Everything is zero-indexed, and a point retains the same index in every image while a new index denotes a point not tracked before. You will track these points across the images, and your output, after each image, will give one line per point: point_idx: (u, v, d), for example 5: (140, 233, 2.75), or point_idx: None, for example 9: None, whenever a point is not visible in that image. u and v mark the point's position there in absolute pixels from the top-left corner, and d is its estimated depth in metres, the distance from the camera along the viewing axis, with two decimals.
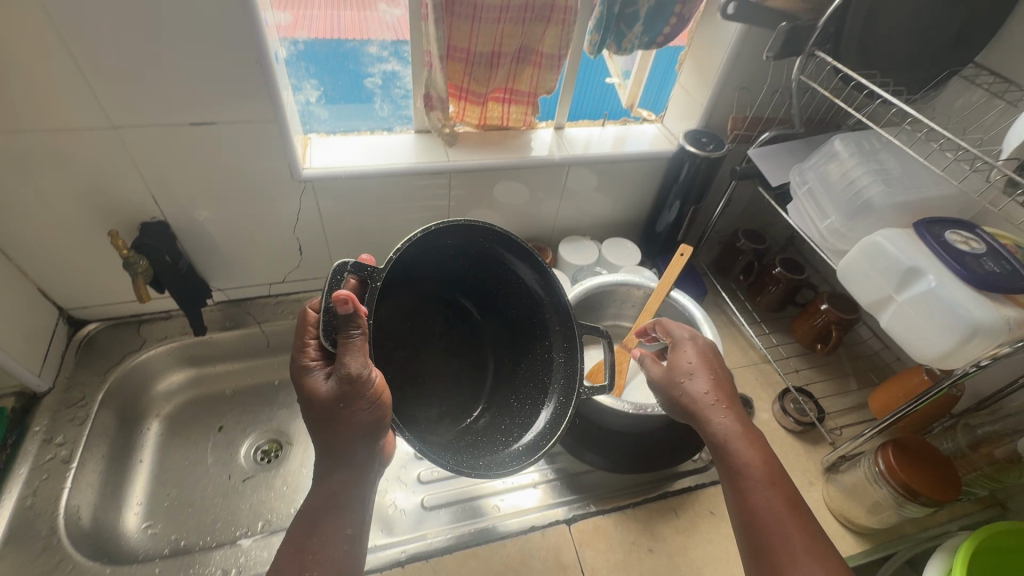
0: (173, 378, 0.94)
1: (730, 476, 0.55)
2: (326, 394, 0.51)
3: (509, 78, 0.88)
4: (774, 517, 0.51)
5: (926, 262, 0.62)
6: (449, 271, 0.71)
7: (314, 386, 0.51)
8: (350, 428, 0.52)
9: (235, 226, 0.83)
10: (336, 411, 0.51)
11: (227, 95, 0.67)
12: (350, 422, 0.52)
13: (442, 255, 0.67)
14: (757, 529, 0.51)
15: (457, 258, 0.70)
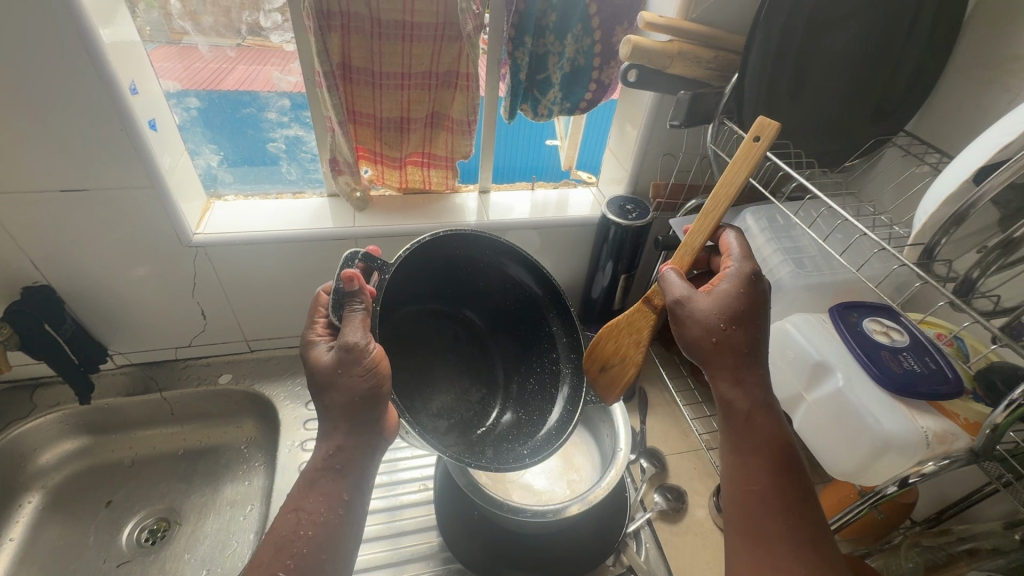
0: (63, 448, 0.89)
1: (734, 443, 0.49)
2: (326, 367, 0.50)
3: (424, 142, 0.85)
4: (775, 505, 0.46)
5: (834, 358, 0.54)
6: (452, 278, 0.69)
7: (315, 359, 0.51)
8: (348, 404, 0.50)
9: (127, 289, 0.81)
10: (333, 386, 0.49)
11: (97, 160, 0.66)
12: (344, 391, 0.49)
13: (443, 260, 0.65)
14: (756, 516, 0.46)
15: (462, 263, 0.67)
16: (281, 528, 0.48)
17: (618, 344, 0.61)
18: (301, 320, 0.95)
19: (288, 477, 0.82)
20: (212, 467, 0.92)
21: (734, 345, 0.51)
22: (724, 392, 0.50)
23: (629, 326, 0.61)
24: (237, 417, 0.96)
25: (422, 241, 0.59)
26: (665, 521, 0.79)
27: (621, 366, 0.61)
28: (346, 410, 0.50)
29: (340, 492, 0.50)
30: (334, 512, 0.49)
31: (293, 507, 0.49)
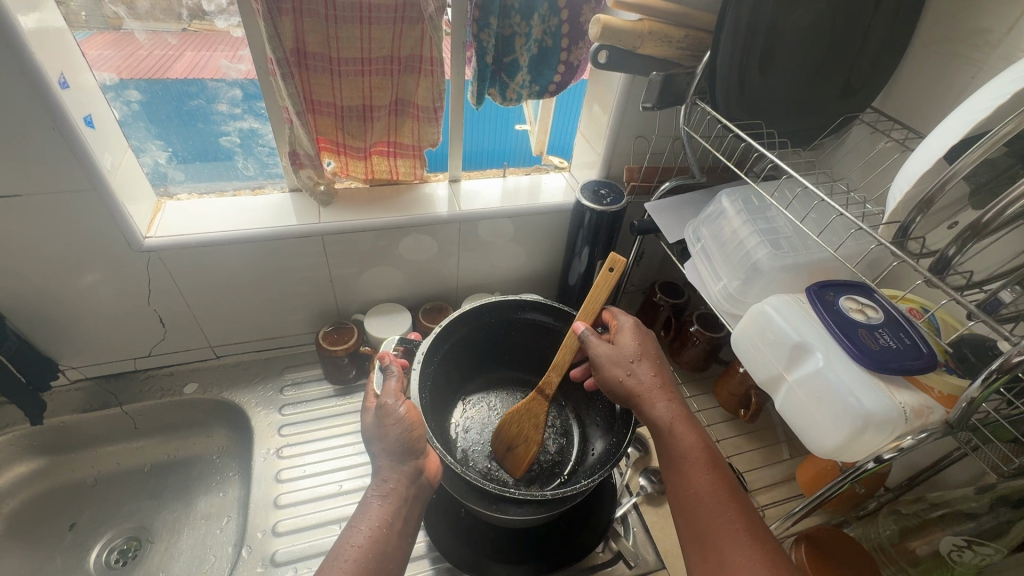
0: (16, 472, 0.83)
1: (669, 465, 0.53)
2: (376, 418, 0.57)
3: (389, 131, 0.81)
4: (717, 504, 0.49)
5: (813, 336, 0.54)
6: (500, 341, 0.77)
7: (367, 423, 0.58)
8: (393, 444, 0.55)
9: (74, 301, 0.75)
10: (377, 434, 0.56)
11: (30, 164, 0.60)
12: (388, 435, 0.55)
13: (481, 326, 0.73)
14: (702, 519, 0.49)
15: (481, 335, 0.75)
16: (342, 541, 0.50)
17: (521, 427, 0.68)
18: (268, 322, 0.91)
19: (265, 486, 0.79)
20: (184, 481, 0.87)
21: (648, 375, 0.58)
22: (651, 413, 0.56)
23: (528, 414, 0.68)
24: (207, 426, 0.92)
25: (441, 329, 0.68)
26: (651, 504, 0.80)
27: (524, 446, 0.68)
28: (393, 446, 0.55)
29: (390, 513, 0.53)
30: (390, 530, 0.52)
31: (356, 523, 0.52)
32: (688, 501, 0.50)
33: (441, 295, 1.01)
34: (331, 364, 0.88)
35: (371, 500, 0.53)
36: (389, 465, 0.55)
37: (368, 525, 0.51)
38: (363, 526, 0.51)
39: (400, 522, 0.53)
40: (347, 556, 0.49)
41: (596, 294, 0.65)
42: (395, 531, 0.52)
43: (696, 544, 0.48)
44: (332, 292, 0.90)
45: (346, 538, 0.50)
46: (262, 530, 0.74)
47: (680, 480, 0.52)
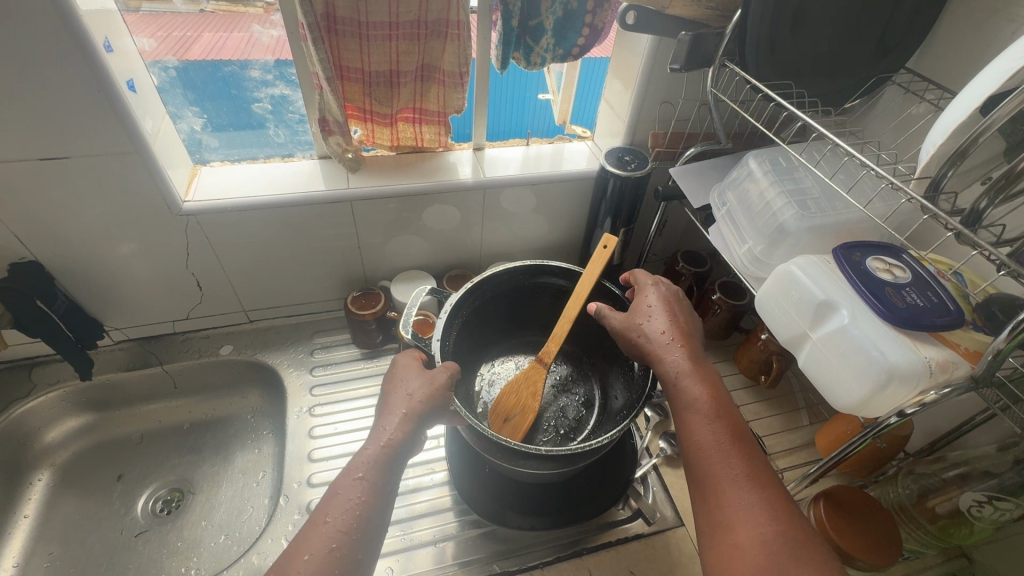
0: (68, 425, 0.88)
1: (676, 413, 0.53)
2: (412, 372, 0.59)
3: (415, 97, 0.82)
4: (720, 452, 0.48)
5: (839, 294, 0.55)
6: (524, 303, 0.78)
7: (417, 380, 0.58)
8: (413, 397, 0.56)
9: (117, 263, 0.79)
10: (407, 388, 0.57)
11: (78, 128, 0.63)
12: (413, 392, 0.57)
13: (511, 287, 0.75)
14: (700, 464, 0.49)
15: (503, 297, 0.76)
16: (340, 493, 0.48)
17: (518, 396, 0.69)
18: (298, 287, 0.94)
19: (299, 441, 0.83)
20: (221, 438, 0.92)
21: (660, 330, 0.59)
22: (663, 365, 0.56)
23: (528, 382, 0.70)
24: (242, 387, 0.96)
25: (467, 289, 0.69)
26: (670, 465, 0.82)
27: (522, 415, 0.68)
28: (409, 404, 0.55)
29: (391, 472, 0.51)
30: (386, 484, 0.50)
31: (352, 476, 0.49)
32: (689, 447, 0.50)
33: (465, 264, 1.03)
34: (359, 328, 0.91)
35: (370, 451, 0.52)
36: (390, 420, 0.54)
37: (368, 476, 0.49)
38: (363, 477, 0.49)
39: (390, 480, 0.51)
40: (345, 509, 0.47)
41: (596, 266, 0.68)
42: (389, 488, 0.50)
43: (696, 489, 0.49)
44: (360, 259, 0.93)
45: (350, 491, 0.48)
46: (298, 482, 0.78)
47: (685, 427, 0.52)
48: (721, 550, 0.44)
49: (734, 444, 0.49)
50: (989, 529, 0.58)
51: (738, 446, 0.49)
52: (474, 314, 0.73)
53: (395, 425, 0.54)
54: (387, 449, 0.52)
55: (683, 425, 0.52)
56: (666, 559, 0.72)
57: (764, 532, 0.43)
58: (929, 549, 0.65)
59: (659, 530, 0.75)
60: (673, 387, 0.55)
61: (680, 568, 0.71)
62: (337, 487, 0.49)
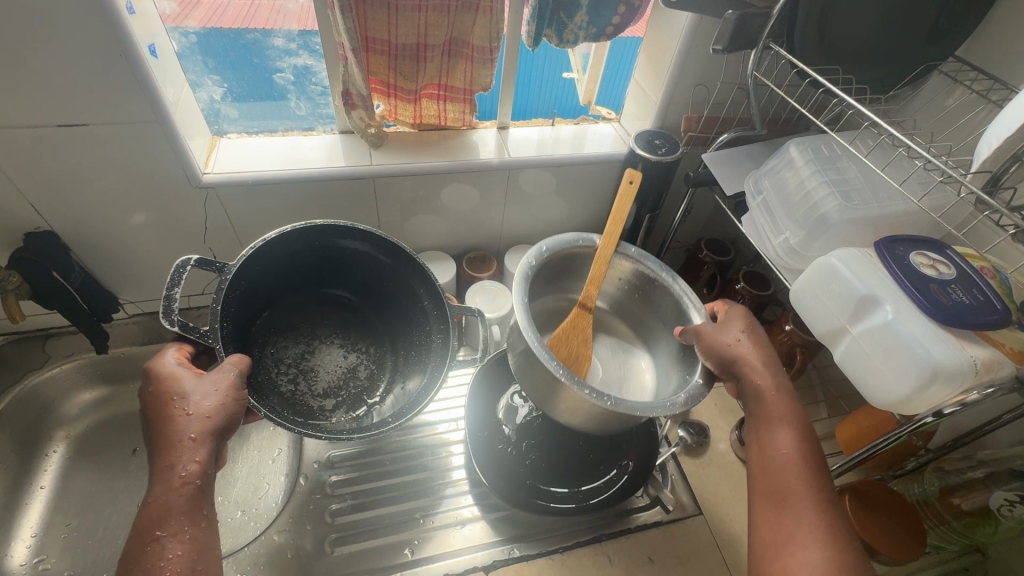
0: (82, 398, 0.87)
1: (755, 424, 0.53)
2: (191, 383, 0.50)
3: (441, 73, 0.80)
4: (793, 478, 0.48)
5: (883, 289, 0.53)
6: (306, 267, 0.67)
7: (199, 387, 0.49)
8: (200, 424, 0.47)
9: (132, 236, 0.77)
10: (183, 406, 0.48)
11: (95, 94, 0.60)
12: (197, 410, 0.48)
13: (303, 246, 0.63)
14: (776, 481, 0.49)
15: (295, 261, 0.65)
16: (143, 559, 0.43)
17: (571, 345, 0.66)
18: None
19: None
20: None
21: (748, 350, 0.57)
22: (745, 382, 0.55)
23: (576, 329, 0.67)
24: None
25: (263, 240, 0.58)
26: (689, 454, 0.82)
27: (579, 363, 0.65)
28: (198, 425, 0.47)
29: (192, 524, 0.45)
30: (197, 527, 0.45)
31: (154, 536, 0.43)
32: (769, 462, 0.50)
33: (485, 245, 1.01)
34: None
35: (164, 498, 0.45)
36: (186, 459, 0.46)
37: (170, 530, 0.44)
38: (165, 533, 0.44)
39: (206, 516, 0.46)
40: (159, 569, 0.42)
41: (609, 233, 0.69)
42: (209, 534, 0.45)
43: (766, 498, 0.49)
44: None
45: (158, 551, 0.43)
46: (316, 461, 0.77)
47: (765, 439, 0.52)
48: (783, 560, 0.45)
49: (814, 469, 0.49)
50: (1016, 528, 0.58)
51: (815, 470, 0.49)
52: (263, 273, 0.61)
53: (193, 460, 0.46)
54: (189, 487, 0.45)
55: (761, 445, 0.52)
56: (684, 547, 0.72)
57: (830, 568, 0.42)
58: (951, 544, 0.65)
59: (677, 518, 0.75)
60: (760, 402, 0.54)
61: (698, 557, 0.71)
62: (134, 556, 0.43)
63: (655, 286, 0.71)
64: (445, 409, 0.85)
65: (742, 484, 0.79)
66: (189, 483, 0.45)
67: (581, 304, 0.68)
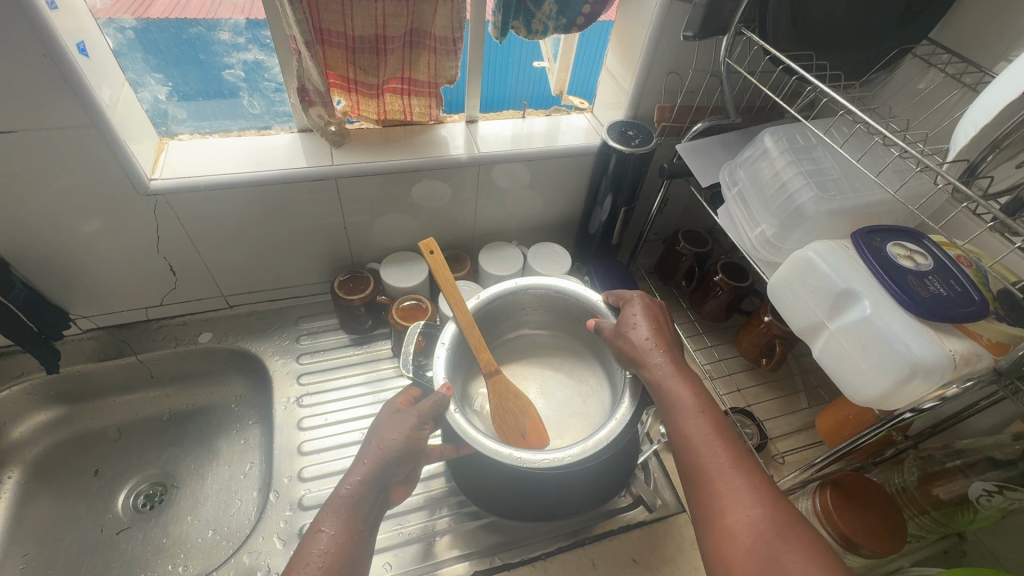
0: (36, 420, 0.83)
1: (664, 410, 0.54)
2: (384, 418, 0.60)
3: (403, 66, 0.76)
4: (705, 443, 0.49)
5: (860, 283, 0.52)
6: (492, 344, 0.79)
7: (382, 422, 0.59)
8: (383, 448, 0.57)
9: (79, 247, 0.72)
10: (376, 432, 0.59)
11: (21, 98, 0.55)
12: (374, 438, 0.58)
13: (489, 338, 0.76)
14: (689, 450, 0.50)
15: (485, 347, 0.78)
16: (307, 542, 0.51)
17: (508, 409, 0.66)
18: (279, 270, 0.88)
19: (286, 433, 0.79)
20: (203, 429, 0.88)
21: (644, 337, 0.60)
22: (646, 370, 0.57)
23: (500, 395, 0.67)
24: (224, 375, 0.91)
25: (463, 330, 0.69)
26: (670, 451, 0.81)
27: (529, 419, 0.66)
28: (374, 449, 0.57)
29: (355, 522, 0.52)
30: (354, 533, 0.52)
31: (319, 527, 0.51)
32: (680, 439, 0.51)
33: (459, 243, 0.97)
34: (347, 313, 0.86)
35: (335, 503, 0.54)
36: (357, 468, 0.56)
37: (332, 528, 0.51)
38: (328, 529, 0.51)
39: (360, 528, 0.53)
40: (317, 552, 0.49)
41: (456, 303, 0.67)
42: (353, 545, 0.51)
43: (689, 478, 0.49)
44: (346, 239, 0.87)
45: (316, 541, 0.50)
46: (288, 476, 0.74)
47: (674, 419, 0.53)
48: (714, 531, 0.45)
49: (719, 437, 0.50)
50: (993, 516, 0.59)
51: (722, 437, 0.50)
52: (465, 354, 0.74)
53: (359, 474, 0.56)
54: (349, 496, 0.54)
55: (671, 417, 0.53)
56: (669, 546, 0.71)
57: (755, 518, 0.44)
58: (930, 533, 0.65)
59: (661, 517, 0.74)
60: (660, 386, 0.56)
61: (682, 556, 0.70)
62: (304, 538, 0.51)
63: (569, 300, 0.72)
64: None
65: None
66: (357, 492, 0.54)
67: (488, 371, 0.67)
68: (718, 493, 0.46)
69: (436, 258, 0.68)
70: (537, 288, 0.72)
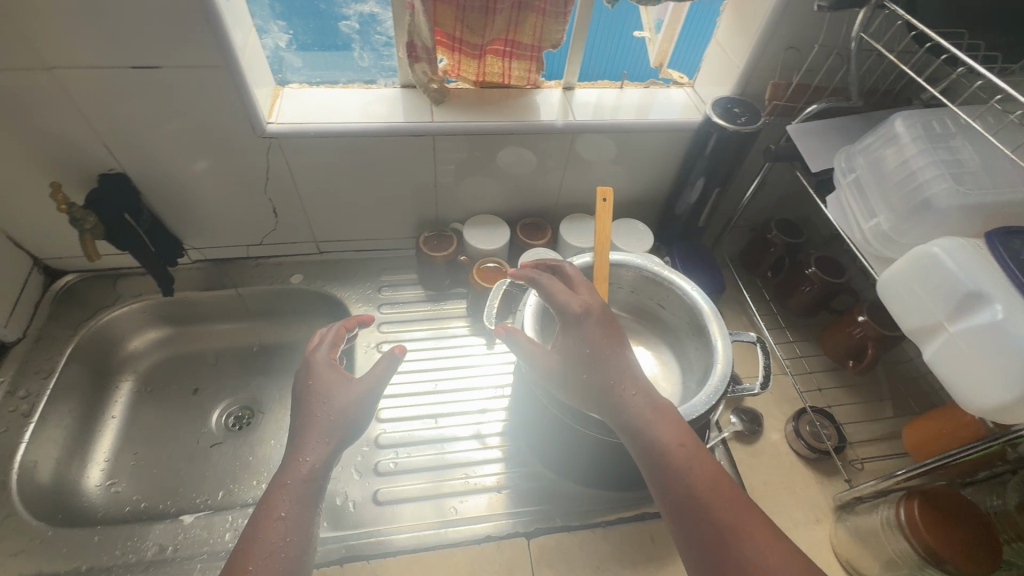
0: (149, 336, 0.92)
1: (650, 455, 0.52)
2: (326, 377, 0.59)
3: (509, 27, 0.76)
4: (702, 495, 0.49)
5: (994, 285, 0.48)
6: None
7: (344, 388, 0.58)
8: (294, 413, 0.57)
9: (199, 181, 0.77)
10: (326, 406, 0.57)
11: (165, 34, 0.59)
12: (336, 402, 0.57)
13: None
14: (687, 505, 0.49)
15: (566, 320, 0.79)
16: (257, 530, 0.49)
17: None
18: (369, 222, 0.91)
19: (366, 376, 0.83)
20: (288, 363, 0.94)
21: (637, 371, 0.56)
22: (622, 412, 0.54)
23: None
24: (311, 317, 0.97)
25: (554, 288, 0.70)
26: (740, 442, 0.79)
27: None
28: (322, 414, 0.56)
29: (309, 507, 0.52)
30: (310, 516, 0.52)
31: (276, 516, 0.50)
32: (674, 490, 0.50)
33: (541, 212, 0.97)
34: (429, 270, 0.89)
35: (292, 486, 0.52)
36: (316, 443, 0.55)
37: (292, 515, 0.50)
38: (287, 516, 0.50)
39: (313, 508, 0.52)
40: (265, 541, 0.48)
41: (601, 252, 0.71)
42: (309, 532, 0.51)
43: (686, 533, 0.48)
44: (434, 198, 0.90)
45: (275, 531, 0.49)
46: None
47: (667, 468, 0.51)
48: None
49: (716, 489, 0.49)
50: None
51: (718, 490, 0.49)
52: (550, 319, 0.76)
53: (309, 452, 0.54)
54: (307, 480, 0.53)
55: (653, 461, 0.52)
56: None
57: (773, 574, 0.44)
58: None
59: None
60: (648, 432, 0.53)
61: None
62: (252, 526, 0.49)
63: (663, 288, 0.72)
64: (490, 377, 0.85)
65: (794, 477, 0.76)
66: (313, 476, 0.53)
67: None
68: (727, 550, 0.46)
69: (601, 207, 0.72)
70: (634, 266, 0.72)
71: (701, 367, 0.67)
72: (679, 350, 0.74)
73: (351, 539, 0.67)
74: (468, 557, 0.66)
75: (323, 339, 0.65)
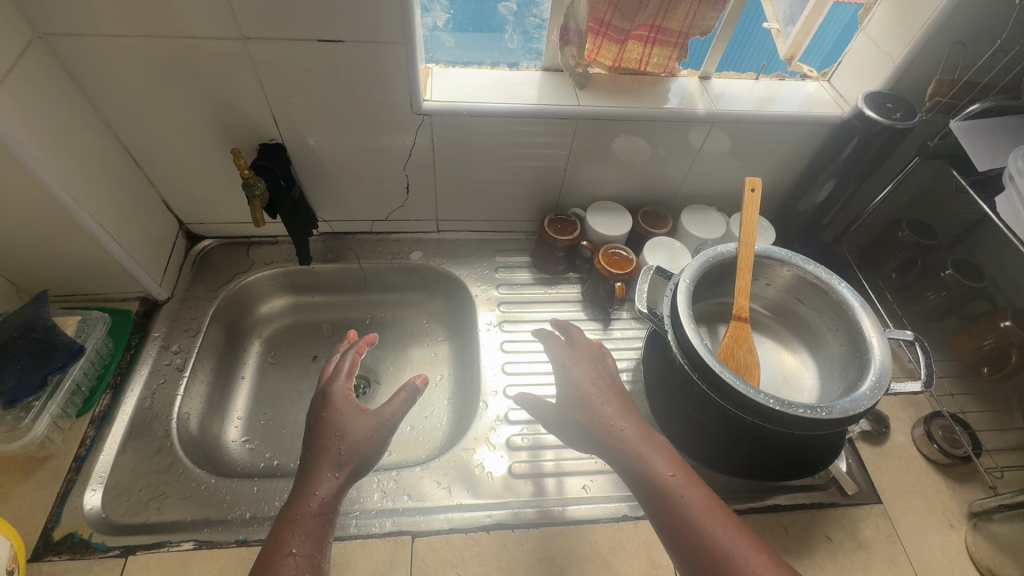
0: (276, 303, 0.96)
1: (675, 512, 0.54)
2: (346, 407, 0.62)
3: (658, 12, 0.73)
4: (732, 548, 0.51)
5: None
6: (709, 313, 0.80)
7: (357, 422, 0.61)
8: (353, 451, 0.59)
9: (348, 155, 0.80)
10: (339, 443, 0.60)
11: (356, 8, 0.61)
12: (349, 437, 0.60)
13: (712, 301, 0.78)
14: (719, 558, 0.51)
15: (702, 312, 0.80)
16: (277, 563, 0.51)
17: (736, 356, 0.68)
18: (492, 203, 0.93)
19: (490, 354, 0.85)
20: (402, 338, 0.97)
21: (582, 401, 0.63)
22: (643, 470, 0.57)
23: (738, 339, 0.69)
24: (425, 294, 0.99)
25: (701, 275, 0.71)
26: (868, 442, 0.78)
27: (751, 374, 0.67)
28: (351, 449, 0.59)
29: (319, 542, 0.54)
30: (322, 554, 0.53)
31: (289, 551, 0.52)
32: (703, 545, 0.52)
33: (656, 202, 0.97)
34: (551, 252, 0.91)
35: (305, 520, 0.55)
36: (328, 475, 0.57)
37: (302, 552, 0.52)
38: (298, 552, 0.52)
39: (323, 542, 0.54)
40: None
41: (748, 241, 0.71)
42: (322, 567, 0.53)
43: None
44: (558, 182, 0.90)
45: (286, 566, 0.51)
46: (492, 391, 0.81)
47: (697, 523, 0.53)
48: None
49: (746, 541, 0.52)
50: None
51: (747, 543, 0.52)
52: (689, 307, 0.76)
53: (326, 482, 0.57)
54: (319, 513, 0.55)
55: (650, 492, 0.56)
56: (864, 531, 0.70)
57: None
58: None
59: (855, 502, 0.73)
60: (663, 488, 0.55)
61: (880, 544, 0.69)
62: (269, 562, 0.51)
63: (813, 287, 0.71)
64: None
65: (925, 480, 0.75)
66: (323, 512, 0.56)
67: (737, 315, 0.69)
68: None
69: (749, 196, 0.72)
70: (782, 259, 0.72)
71: (855, 364, 0.66)
72: (821, 348, 0.74)
73: (490, 509, 0.69)
74: (606, 536, 0.67)
75: (339, 369, 0.68)
